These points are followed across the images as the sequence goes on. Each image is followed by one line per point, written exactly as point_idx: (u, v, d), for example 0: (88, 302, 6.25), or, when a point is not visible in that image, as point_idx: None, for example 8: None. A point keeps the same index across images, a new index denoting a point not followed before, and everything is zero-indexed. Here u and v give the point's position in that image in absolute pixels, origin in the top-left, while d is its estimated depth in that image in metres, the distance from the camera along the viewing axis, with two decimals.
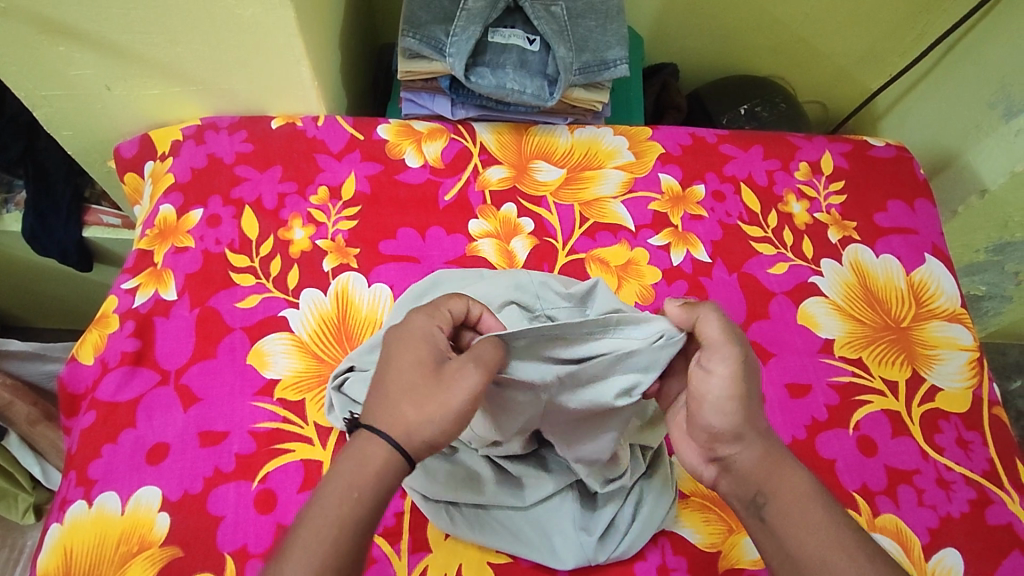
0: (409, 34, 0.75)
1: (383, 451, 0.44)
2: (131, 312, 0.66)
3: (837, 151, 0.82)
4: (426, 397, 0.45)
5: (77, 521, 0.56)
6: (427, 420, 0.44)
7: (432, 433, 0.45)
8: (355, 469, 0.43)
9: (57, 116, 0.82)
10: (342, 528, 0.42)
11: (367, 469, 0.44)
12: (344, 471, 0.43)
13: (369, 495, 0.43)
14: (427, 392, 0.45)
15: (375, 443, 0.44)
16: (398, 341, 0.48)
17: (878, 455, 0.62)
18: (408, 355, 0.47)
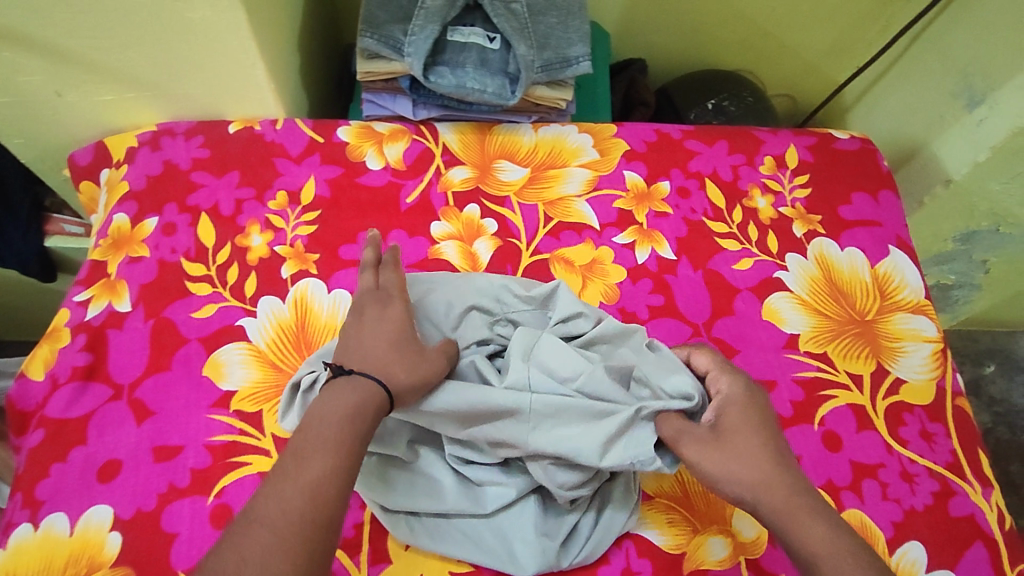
0: (367, 34, 0.74)
1: (364, 387, 0.47)
2: (83, 325, 0.65)
3: (802, 144, 0.82)
4: (399, 351, 0.50)
5: (24, 543, 0.55)
6: (401, 365, 0.50)
7: (411, 378, 0.50)
8: (337, 403, 0.45)
9: (7, 124, 0.80)
10: (334, 456, 0.43)
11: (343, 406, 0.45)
12: (327, 408, 0.45)
13: (352, 426, 0.45)
14: (397, 344, 0.51)
15: (360, 381, 0.47)
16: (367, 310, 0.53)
17: (843, 449, 0.62)
18: (375, 324, 0.52)
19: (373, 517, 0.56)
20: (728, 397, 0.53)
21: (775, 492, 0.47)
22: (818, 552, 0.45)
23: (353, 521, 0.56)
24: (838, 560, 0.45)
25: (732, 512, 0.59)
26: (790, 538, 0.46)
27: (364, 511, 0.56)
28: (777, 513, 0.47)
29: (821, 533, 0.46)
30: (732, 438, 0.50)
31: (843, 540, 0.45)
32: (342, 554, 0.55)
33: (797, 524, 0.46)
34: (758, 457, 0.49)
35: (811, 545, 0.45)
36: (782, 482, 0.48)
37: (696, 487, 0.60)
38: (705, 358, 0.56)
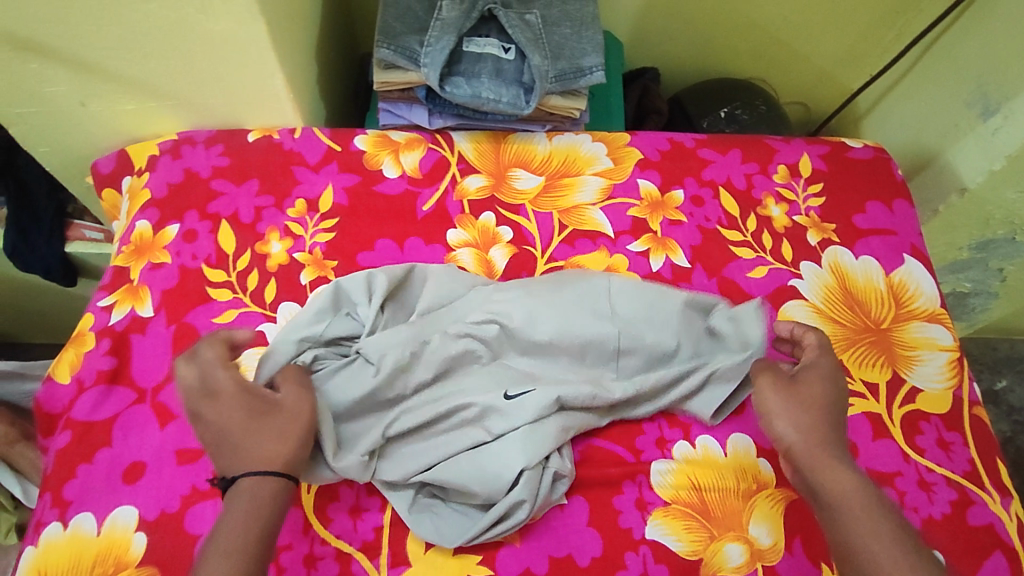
0: (384, 45, 0.75)
1: (257, 483, 0.50)
2: (107, 330, 0.66)
3: (815, 153, 0.82)
4: (261, 431, 0.52)
5: (52, 543, 0.56)
6: (274, 445, 0.51)
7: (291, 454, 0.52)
8: (241, 506, 0.48)
9: (33, 133, 0.81)
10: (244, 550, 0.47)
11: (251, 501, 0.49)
12: (236, 503, 0.49)
13: (256, 520, 0.48)
14: (267, 426, 0.52)
15: (247, 482, 0.50)
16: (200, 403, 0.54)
17: (859, 457, 0.62)
18: (223, 408, 0.53)
19: (392, 520, 0.57)
20: (815, 362, 0.60)
21: (819, 444, 0.54)
22: (840, 493, 0.52)
23: (373, 524, 0.57)
24: (853, 506, 0.51)
25: (748, 517, 0.59)
26: (818, 477, 0.53)
27: (384, 513, 0.57)
28: (812, 458, 0.54)
29: (851, 484, 0.52)
30: (804, 394, 0.57)
31: (869, 498, 0.51)
32: (361, 557, 0.55)
33: (829, 469, 0.53)
34: (816, 411, 0.56)
35: (832, 486, 0.52)
36: (827, 441, 0.55)
37: (712, 494, 0.60)
38: (813, 333, 0.62)
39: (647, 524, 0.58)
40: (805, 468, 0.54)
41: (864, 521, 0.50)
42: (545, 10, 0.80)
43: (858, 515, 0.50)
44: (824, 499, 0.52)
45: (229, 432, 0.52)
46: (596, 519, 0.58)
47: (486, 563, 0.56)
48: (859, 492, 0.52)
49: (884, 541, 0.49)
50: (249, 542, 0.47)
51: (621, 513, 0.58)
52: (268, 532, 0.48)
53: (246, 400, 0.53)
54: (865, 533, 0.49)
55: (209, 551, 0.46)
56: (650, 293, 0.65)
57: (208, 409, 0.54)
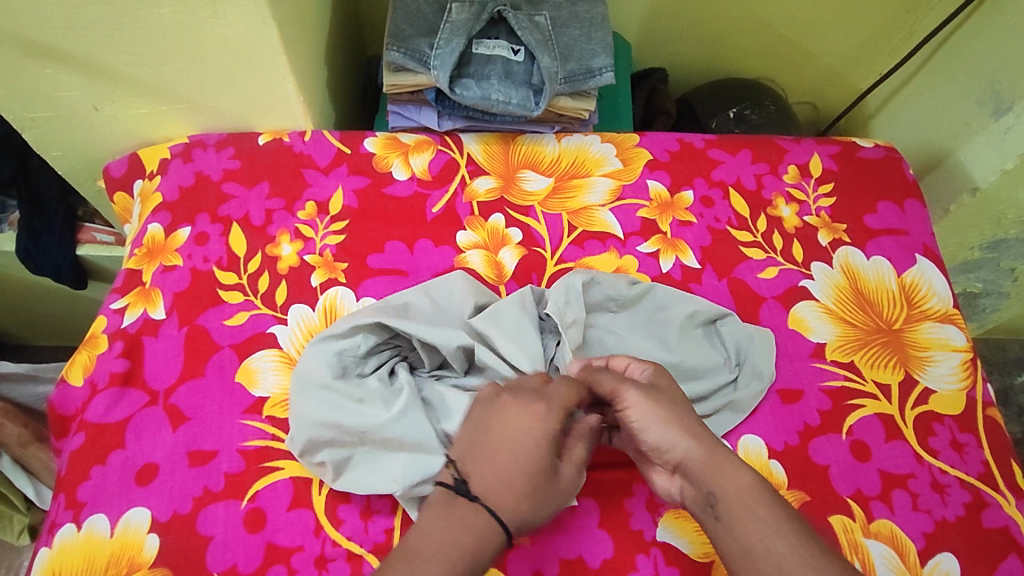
0: (393, 47, 0.75)
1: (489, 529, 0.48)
2: (120, 332, 0.66)
3: (826, 153, 0.81)
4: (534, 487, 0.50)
5: (66, 544, 0.56)
6: (529, 504, 0.49)
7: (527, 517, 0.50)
8: (461, 536, 0.47)
9: (46, 136, 0.82)
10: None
11: (469, 541, 0.47)
12: (456, 534, 0.47)
13: (462, 570, 0.46)
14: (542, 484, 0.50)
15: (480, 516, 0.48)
16: (513, 416, 0.52)
17: (872, 459, 0.62)
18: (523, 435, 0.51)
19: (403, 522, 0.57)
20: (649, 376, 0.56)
21: (697, 450, 0.50)
22: (741, 501, 0.48)
23: (384, 526, 0.57)
24: (752, 509, 0.48)
25: None
26: (715, 484, 0.49)
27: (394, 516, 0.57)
28: (704, 464, 0.50)
29: (747, 483, 0.49)
30: (661, 400, 0.53)
31: (764, 495, 0.49)
32: (372, 559, 0.56)
33: (723, 475, 0.49)
34: (684, 419, 0.52)
35: (729, 491, 0.49)
36: (709, 443, 0.51)
37: None
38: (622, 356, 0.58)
39: (659, 526, 0.57)
40: (700, 477, 0.50)
41: (766, 522, 0.47)
42: (554, 11, 0.80)
43: (762, 517, 0.47)
44: (726, 509, 0.48)
45: (516, 466, 0.50)
46: (607, 520, 0.58)
47: (497, 565, 0.56)
48: (756, 491, 0.49)
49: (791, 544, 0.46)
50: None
51: (632, 515, 0.58)
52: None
53: (545, 455, 0.51)
54: (778, 539, 0.46)
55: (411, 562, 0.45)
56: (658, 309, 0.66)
57: (504, 421, 0.51)
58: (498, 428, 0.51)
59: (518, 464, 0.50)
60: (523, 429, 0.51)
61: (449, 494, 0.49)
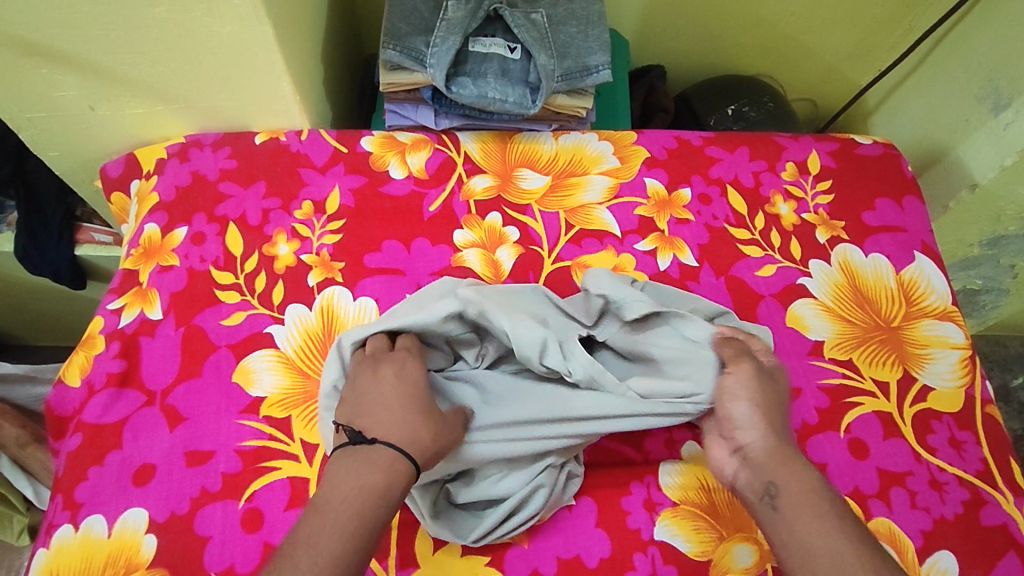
0: (390, 46, 0.75)
1: (395, 459, 0.48)
2: (117, 333, 0.66)
3: (824, 150, 0.81)
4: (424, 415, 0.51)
5: (63, 545, 0.56)
6: (422, 429, 0.51)
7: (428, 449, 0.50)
8: (370, 472, 0.47)
9: (43, 137, 0.82)
10: (350, 526, 0.44)
11: (383, 470, 0.47)
12: (362, 472, 0.47)
13: (375, 503, 0.46)
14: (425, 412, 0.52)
15: (384, 451, 0.48)
16: (387, 369, 0.54)
17: (870, 457, 0.62)
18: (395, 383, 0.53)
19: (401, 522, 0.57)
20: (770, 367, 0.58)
21: (770, 441, 0.52)
22: (798, 491, 0.49)
23: None
24: (810, 505, 0.48)
25: (727, 551, 0.57)
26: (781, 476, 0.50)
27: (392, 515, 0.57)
28: (770, 455, 0.51)
29: (809, 484, 0.50)
30: (763, 392, 0.55)
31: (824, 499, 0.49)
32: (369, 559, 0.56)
33: (787, 465, 0.50)
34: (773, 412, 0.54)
35: (786, 481, 0.50)
36: (784, 443, 0.52)
37: (721, 495, 0.59)
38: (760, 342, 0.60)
39: (656, 524, 0.57)
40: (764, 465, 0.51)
41: (817, 517, 0.47)
42: (551, 9, 0.79)
43: (812, 508, 0.48)
44: (778, 492, 0.49)
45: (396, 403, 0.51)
46: (604, 519, 0.58)
47: (494, 564, 0.56)
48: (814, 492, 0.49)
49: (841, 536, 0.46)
50: (359, 533, 0.45)
51: (629, 513, 0.58)
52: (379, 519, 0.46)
53: (416, 386, 0.53)
54: (819, 526, 0.47)
55: (321, 510, 0.45)
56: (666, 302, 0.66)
57: (369, 376, 0.54)
58: (369, 384, 0.53)
59: (406, 402, 0.52)
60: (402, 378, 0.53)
61: (347, 446, 0.49)
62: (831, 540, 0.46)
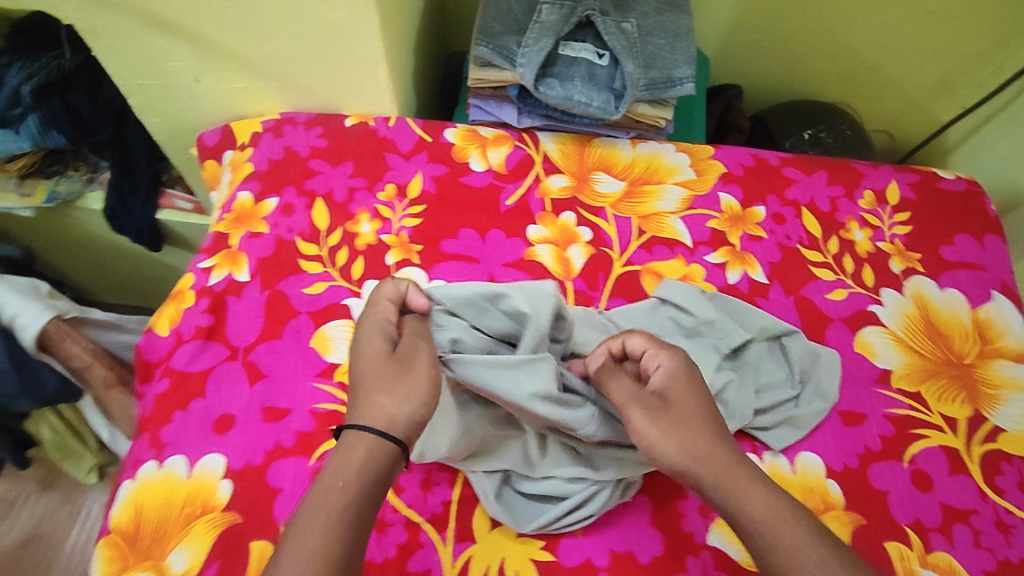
0: (483, 43, 0.77)
1: (372, 441, 0.46)
2: (206, 290, 0.70)
3: (904, 180, 0.81)
4: (397, 383, 0.49)
5: (147, 480, 0.60)
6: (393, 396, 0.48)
7: (414, 411, 0.48)
8: (343, 472, 0.44)
9: (148, 103, 0.88)
10: (343, 521, 0.42)
11: (351, 471, 0.44)
12: (328, 480, 0.44)
13: (361, 491, 0.44)
14: (402, 374, 0.49)
15: (362, 439, 0.46)
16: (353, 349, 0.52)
17: (934, 491, 0.61)
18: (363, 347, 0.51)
19: (461, 497, 0.59)
20: (664, 366, 0.53)
21: (705, 448, 0.49)
22: (762, 519, 0.45)
23: (442, 498, 0.59)
24: (774, 535, 0.44)
25: None
26: (731, 505, 0.46)
27: (453, 489, 0.59)
28: (717, 487, 0.47)
29: (762, 501, 0.46)
30: (670, 408, 0.51)
31: (784, 510, 0.45)
32: (429, 528, 0.57)
33: (738, 494, 0.46)
34: (691, 428, 0.49)
35: (758, 517, 0.45)
36: (728, 470, 0.48)
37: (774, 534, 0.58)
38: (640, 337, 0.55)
39: (711, 530, 0.58)
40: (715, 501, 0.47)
41: (807, 559, 0.43)
42: (641, 19, 0.81)
43: (800, 549, 0.43)
44: (755, 529, 0.45)
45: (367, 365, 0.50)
46: (658, 519, 0.59)
47: (549, 549, 0.57)
48: (777, 516, 0.45)
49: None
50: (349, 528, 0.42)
51: (685, 516, 0.59)
52: (370, 504, 0.44)
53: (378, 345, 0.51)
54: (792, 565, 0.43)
55: (296, 539, 0.41)
56: (738, 316, 0.68)
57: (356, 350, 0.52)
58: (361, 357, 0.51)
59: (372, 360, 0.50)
60: (369, 339, 0.52)
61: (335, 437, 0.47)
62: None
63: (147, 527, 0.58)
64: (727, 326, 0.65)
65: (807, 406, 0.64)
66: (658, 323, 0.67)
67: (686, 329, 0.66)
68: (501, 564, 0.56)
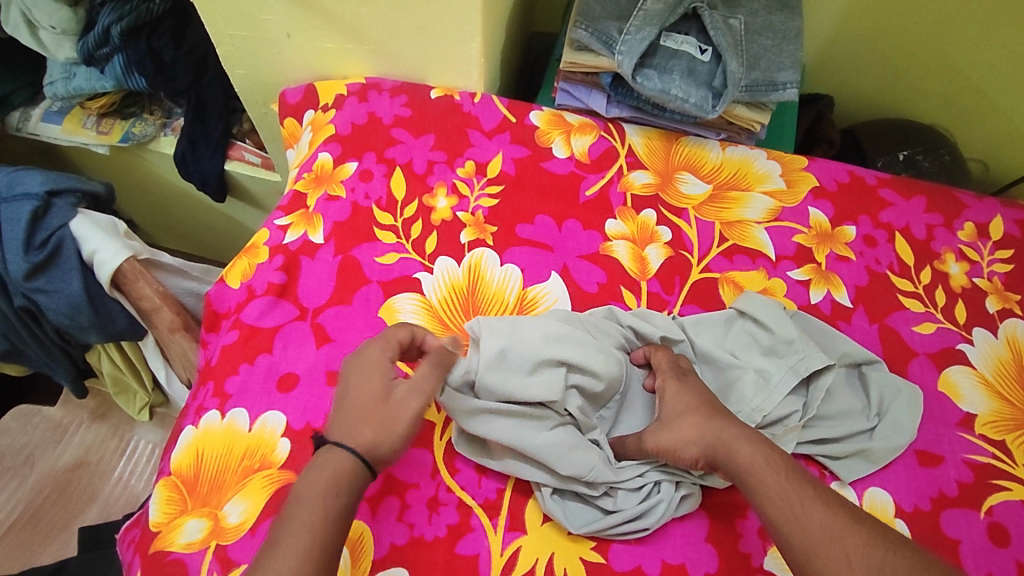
0: (582, 26, 0.75)
1: (341, 462, 0.49)
2: (281, 247, 0.70)
3: (1009, 217, 0.76)
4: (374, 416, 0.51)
5: (210, 428, 0.61)
6: (368, 431, 0.50)
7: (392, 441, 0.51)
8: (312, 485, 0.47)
9: (235, 54, 0.88)
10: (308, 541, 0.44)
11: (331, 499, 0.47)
12: (306, 497, 0.46)
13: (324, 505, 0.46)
14: (379, 408, 0.51)
15: (346, 450, 0.49)
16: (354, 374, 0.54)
17: (1011, 547, 0.57)
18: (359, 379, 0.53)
19: (515, 486, 0.58)
20: (663, 389, 0.59)
21: (693, 425, 0.55)
22: (748, 465, 0.51)
23: (496, 485, 0.58)
24: (767, 477, 0.50)
25: None
26: (732, 465, 0.52)
27: (508, 478, 0.58)
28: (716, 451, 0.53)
29: (752, 451, 0.52)
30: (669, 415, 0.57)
31: (772, 456, 0.51)
32: (481, 513, 0.57)
33: (731, 448, 0.52)
34: (685, 414, 0.56)
35: (740, 464, 0.51)
36: (715, 432, 0.54)
37: None
38: (664, 355, 0.62)
39: (769, 554, 0.56)
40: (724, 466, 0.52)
41: (774, 491, 0.49)
42: (749, 17, 0.78)
43: (769, 483, 0.49)
44: (735, 473, 0.51)
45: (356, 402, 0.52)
46: (715, 536, 0.57)
47: (599, 550, 0.56)
48: (770, 462, 0.51)
49: (807, 506, 0.47)
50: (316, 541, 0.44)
51: (742, 537, 0.57)
52: (330, 520, 0.46)
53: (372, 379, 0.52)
54: (792, 505, 0.47)
55: (273, 554, 0.44)
56: (817, 339, 0.65)
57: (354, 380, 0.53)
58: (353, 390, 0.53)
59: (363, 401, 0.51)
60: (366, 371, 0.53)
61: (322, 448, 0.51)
62: (806, 514, 0.47)
63: (206, 474, 0.58)
64: (806, 346, 0.62)
65: (882, 443, 0.60)
66: (733, 336, 0.64)
67: (765, 347, 0.63)
68: (550, 560, 0.55)
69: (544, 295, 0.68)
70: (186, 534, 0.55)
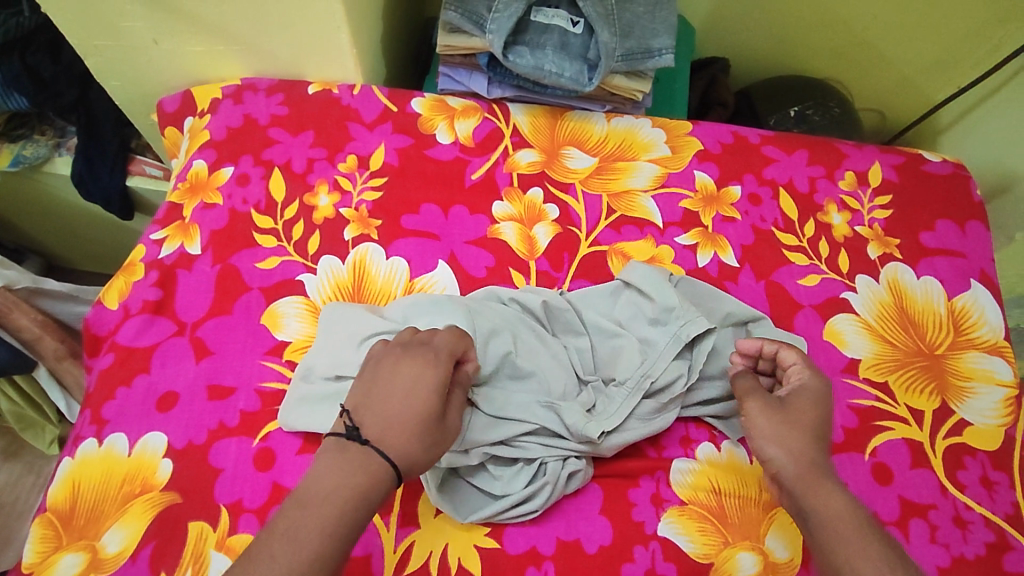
0: (451, 6, 0.73)
1: (377, 468, 0.46)
2: (156, 263, 0.68)
3: (888, 162, 0.78)
4: (416, 422, 0.48)
5: (86, 457, 0.58)
6: (412, 440, 0.48)
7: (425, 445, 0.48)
8: (337, 482, 0.45)
9: (105, 66, 0.83)
10: (323, 532, 0.43)
11: (333, 504, 0.44)
12: (318, 489, 0.44)
13: (347, 510, 0.44)
14: (396, 402, 0.49)
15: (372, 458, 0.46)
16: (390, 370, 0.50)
17: (894, 484, 0.59)
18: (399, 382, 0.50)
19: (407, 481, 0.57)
20: (803, 386, 0.55)
21: (796, 445, 0.51)
22: (830, 515, 0.48)
23: None
24: (844, 529, 0.47)
25: (766, 529, 0.58)
26: (807, 499, 0.49)
27: None
28: (799, 479, 0.50)
29: (840, 503, 0.48)
30: (796, 411, 0.53)
31: (861, 518, 0.48)
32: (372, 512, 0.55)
33: (820, 489, 0.49)
34: (789, 430, 0.52)
35: (821, 508, 0.48)
36: (815, 458, 0.51)
37: (732, 501, 0.59)
38: (795, 353, 0.58)
39: (662, 519, 0.57)
40: (791, 489, 0.50)
41: (853, 548, 0.46)
42: None
43: (849, 543, 0.46)
44: (810, 513, 0.48)
45: (401, 407, 0.48)
46: (609, 507, 0.57)
47: (494, 536, 0.55)
48: (849, 516, 0.47)
49: (866, 547, 0.46)
50: (337, 532, 0.43)
51: (636, 506, 0.57)
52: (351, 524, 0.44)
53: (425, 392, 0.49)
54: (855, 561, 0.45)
55: (277, 531, 0.43)
56: (700, 303, 0.65)
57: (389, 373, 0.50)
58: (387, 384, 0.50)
59: (408, 406, 0.48)
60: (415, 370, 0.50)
61: (340, 439, 0.47)
62: (861, 555, 0.45)
63: (84, 504, 0.56)
64: (688, 312, 0.62)
65: None
66: (619, 306, 0.65)
67: (650, 316, 0.63)
68: (443, 551, 0.55)
69: (431, 285, 0.67)
70: (61, 570, 0.53)
